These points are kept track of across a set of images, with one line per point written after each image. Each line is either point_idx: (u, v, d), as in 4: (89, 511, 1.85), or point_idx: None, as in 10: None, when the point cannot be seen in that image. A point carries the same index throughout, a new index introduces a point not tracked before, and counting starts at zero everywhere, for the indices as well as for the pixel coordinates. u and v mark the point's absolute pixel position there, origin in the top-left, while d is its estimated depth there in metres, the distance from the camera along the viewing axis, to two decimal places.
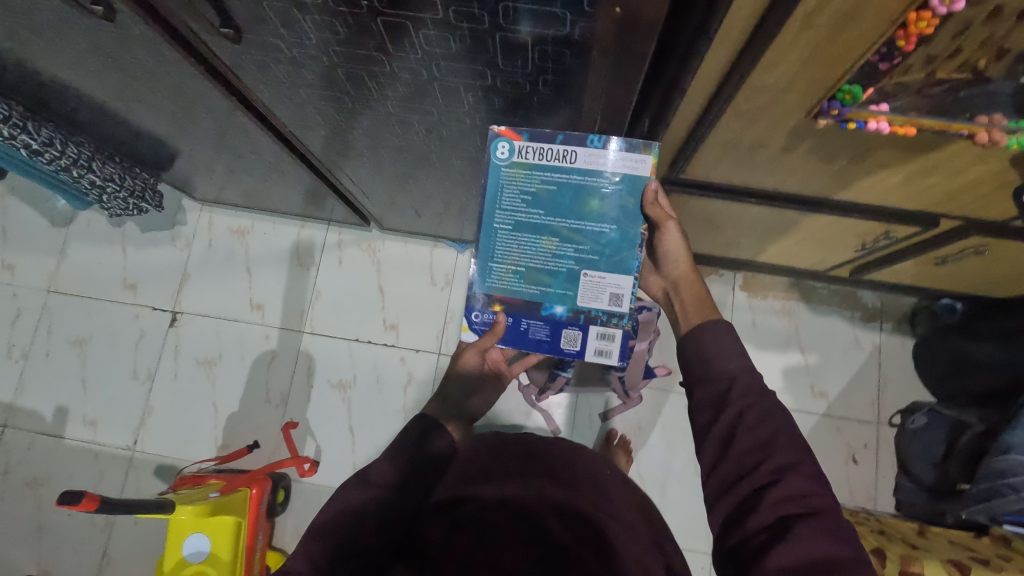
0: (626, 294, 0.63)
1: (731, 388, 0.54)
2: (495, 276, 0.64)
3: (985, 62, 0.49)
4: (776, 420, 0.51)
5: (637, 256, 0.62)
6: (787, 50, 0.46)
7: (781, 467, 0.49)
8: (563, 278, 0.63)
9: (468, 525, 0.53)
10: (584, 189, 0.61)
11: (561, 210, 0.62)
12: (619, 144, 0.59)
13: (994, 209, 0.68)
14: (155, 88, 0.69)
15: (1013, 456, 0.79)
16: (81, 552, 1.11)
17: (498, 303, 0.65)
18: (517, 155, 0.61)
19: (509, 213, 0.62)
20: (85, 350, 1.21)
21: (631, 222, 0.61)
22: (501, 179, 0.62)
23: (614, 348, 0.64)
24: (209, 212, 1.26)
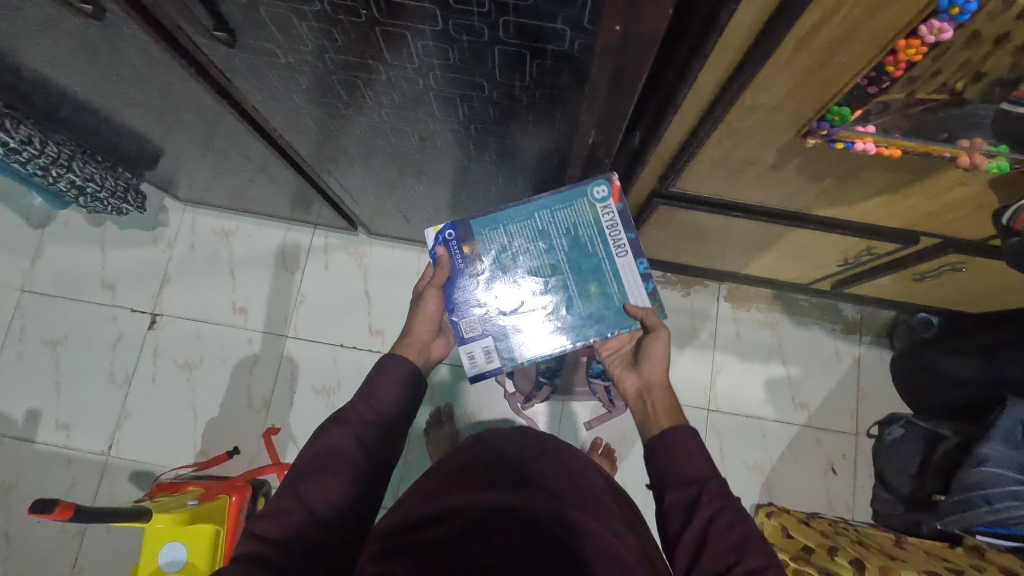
0: (527, 350, 0.72)
1: (701, 490, 0.54)
2: (494, 233, 0.69)
3: (962, 85, 0.48)
4: (744, 526, 0.52)
5: (559, 342, 0.71)
6: (780, 71, 0.47)
7: (752, 569, 0.49)
8: (518, 291, 0.70)
9: (468, 536, 0.50)
10: (602, 274, 0.69)
11: (573, 266, 0.69)
12: (647, 286, 0.69)
13: (974, 229, 0.70)
14: (141, 87, 0.67)
15: (987, 469, 0.82)
16: (50, 561, 1.08)
17: (471, 246, 0.70)
18: (603, 207, 0.67)
19: (549, 223, 0.68)
20: (59, 352, 1.18)
21: (590, 321, 0.70)
22: (577, 198, 0.67)
23: (483, 363, 0.73)
24: (192, 213, 1.24)
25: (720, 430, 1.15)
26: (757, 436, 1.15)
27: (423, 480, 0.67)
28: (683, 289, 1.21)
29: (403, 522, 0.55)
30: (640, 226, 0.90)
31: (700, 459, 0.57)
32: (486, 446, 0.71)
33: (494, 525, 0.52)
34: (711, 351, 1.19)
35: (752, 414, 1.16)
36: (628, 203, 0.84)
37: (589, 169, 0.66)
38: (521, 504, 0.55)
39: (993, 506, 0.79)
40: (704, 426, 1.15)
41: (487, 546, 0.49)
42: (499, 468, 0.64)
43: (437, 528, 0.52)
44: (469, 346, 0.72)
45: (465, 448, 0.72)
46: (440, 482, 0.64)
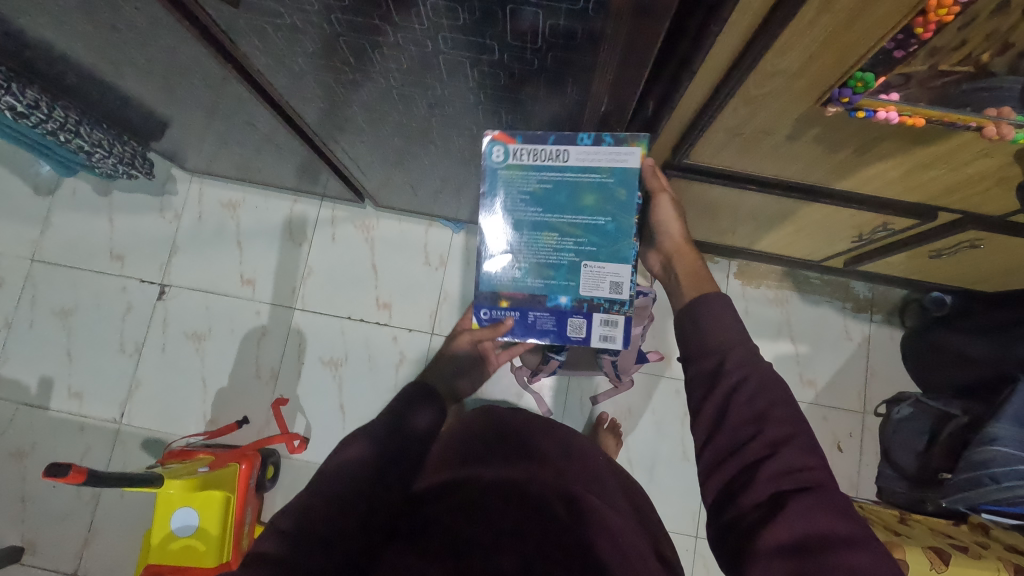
0: (624, 282, 0.66)
1: (726, 360, 0.53)
2: (501, 272, 0.69)
3: (989, 56, 0.50)
4: (770, 393, 0.50)
5: (631, 247, 0.66)
6: (802, 35, 0.45)
7: (775, 441, 0.48)
8: (564, 270, 0.67)
9: (467, 510, 0.51)
10: (580, 184, 0.65)
11: (555, 207, 0.66)
12: (608, 141, 0.63)
13: (994, 203, 0.68)
14: (145, 51, 0.66)
15: (998, 448, 0.81)
16: (67, 525, 1.11)
17: (506, 299, 0.69)
18: (512, 157, 0.65)
19: (509, 211, 0.67)
20: (70, 322, 1.19)
21: (624, 212, 0.65)
22: (498, 177, 0.66)
23: (617, 332, 0.68)
24: (199, 183, 1.23)
25: None
26: None
27: (435, 445, 0.67)
28: None
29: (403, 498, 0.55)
30: None
31: (727, 330, 0.55)
32: (498, 416, 0.71)
33: (492, 498, 0.52)
34: None
35: None
36: None
37: None
38: (521, 480, 0.55)
39: (1000, 485, 0.79)
40: None
41: (486, 517, 0.50)
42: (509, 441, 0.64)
43: (438, 504, 0.52)
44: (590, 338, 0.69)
45: (475, 414, 0.73)
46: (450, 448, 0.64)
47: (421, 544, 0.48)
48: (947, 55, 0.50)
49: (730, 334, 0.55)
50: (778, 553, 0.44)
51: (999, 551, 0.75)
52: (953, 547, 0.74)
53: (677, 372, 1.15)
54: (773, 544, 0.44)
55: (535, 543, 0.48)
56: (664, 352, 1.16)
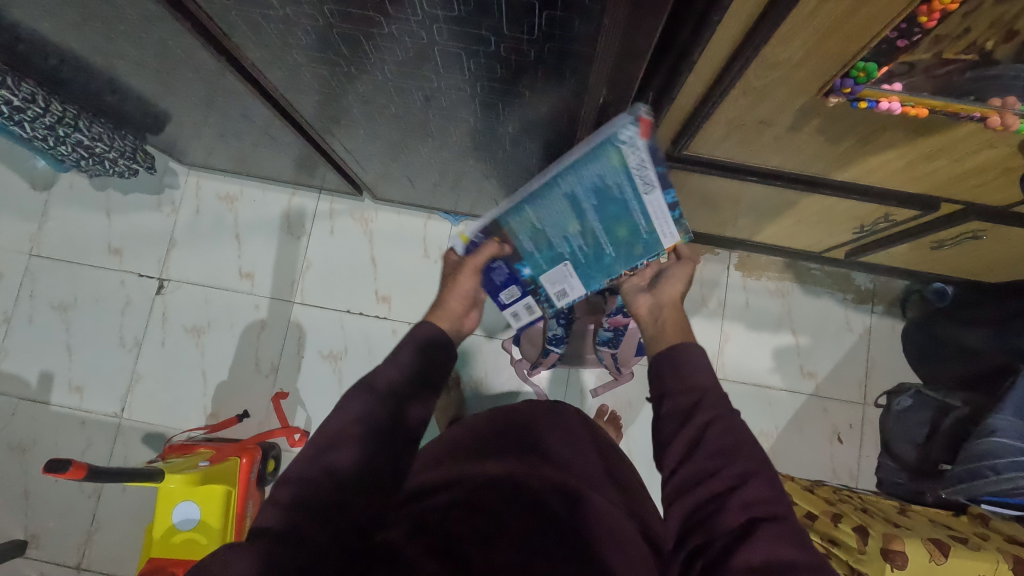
0: (569, 297, 0.78)
1: (704, 398, 0.53)
2: (520, 214, 0.68)
3: (993, 43, 0.49)
4: (741, 432, 0.51)
5: (600, 282, 0.75)
6: (803, 24, 0.45)
7: (744, 473, 0.48)
8: (551, 255, 0.73)
9: (459, 503, 0.50)
10: (631, 215, 0.63)
11: (602, 213, 0.64)
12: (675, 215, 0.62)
13: (998, 194, 0.67)
14: (139, 44, 0.65)
15: (997, 439, 0.81)
16: (69, 519, 1.11)
17: (501, 232, 0.71)
18: (630, 148, 0.55)
19: (573, 182, 0.61)
20: (69, 316, 1.19)
21: (625, 261, 0.70)
22: (604, 150, 0.56)
23: (525, 318, 0.84)
24: (196, 176, 1.23)
25: None
26: (762, 405, 1.14)
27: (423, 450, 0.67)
28: None
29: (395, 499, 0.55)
30: None
31: (703, 372, 0.55)
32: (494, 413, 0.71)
33: (484, 492, 0.51)
34: (720, 319, 1.18)
35: (759, 383, 1.15)
36: None
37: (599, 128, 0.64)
38: (514, 475, 0.54)
39: (1000, 476, 0.79)
40: None
41: (479, 510, 0.49)
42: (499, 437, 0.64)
43: (430, 500, 0.51)
44: (511, 308, 0.83)
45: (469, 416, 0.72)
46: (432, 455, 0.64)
47: (409, 537, 0.47)
48: (952, 42, 0.49)
49: (705, 376, 0.55)
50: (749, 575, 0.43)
51: (999, 543, 0.75)
52: (952, 538, 0.74)
53: None
54: (739, 567, 0.44)
55: (527, 540, 0.47)
56: None
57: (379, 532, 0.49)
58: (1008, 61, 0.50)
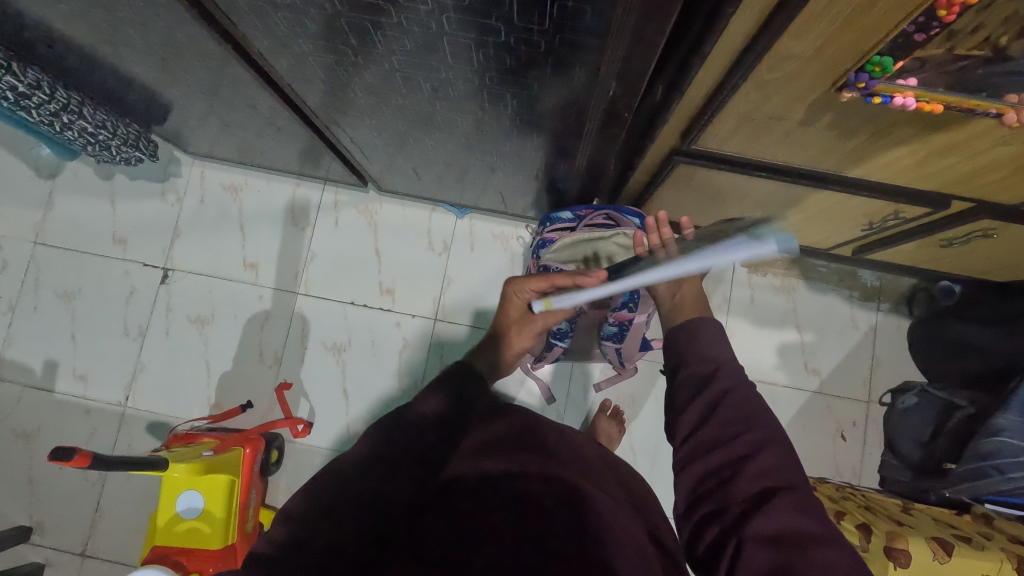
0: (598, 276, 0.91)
1: (720, 367, 0.54)
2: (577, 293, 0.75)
3: (1007, 39, 0.47)
4: (757, 402, 0.51)
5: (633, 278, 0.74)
6: (818, 17, 0.44)
7: (760, 441, 0.48)
8: None
9: (459, 503, 0.50)
10: None
11: None
12: None
13: (1010, 192, 0.66)
14: (144, 31, 0.65)
15: (1004, 439, 0.81)
16: (73, 506, 1.12)
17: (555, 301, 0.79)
18: None
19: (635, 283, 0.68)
20: (74, 305, 1.19)
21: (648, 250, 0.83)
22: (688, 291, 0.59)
23: None
24: (201, 166, 1.22)
25: None
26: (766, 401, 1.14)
27: None
28: None
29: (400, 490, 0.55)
30: (657, 187, 0.87)
31: (718, 346, 0.56)
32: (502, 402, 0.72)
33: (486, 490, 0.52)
34: (724, 315, 1.17)
35: (763, 380, 1.15)
36: (647, 161, 0.81)
37: (607, 122, 0.64)
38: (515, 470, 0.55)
39: (1006, 477, 0.79)
40: None
41: (480, 508, 0.50)
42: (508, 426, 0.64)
43: (434, 497, 0.52)
44: None
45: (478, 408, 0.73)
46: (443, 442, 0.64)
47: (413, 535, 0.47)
48: (967, 38, 0.47)
49: (719, 350, 0.56)
50: (761, 543, 0.43)
51: (1003, 542, 0.74)
52: (957, 537, 0.73)
53: None
54: (754, 533, 0.44)
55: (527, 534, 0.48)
56: None
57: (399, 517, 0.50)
58: None
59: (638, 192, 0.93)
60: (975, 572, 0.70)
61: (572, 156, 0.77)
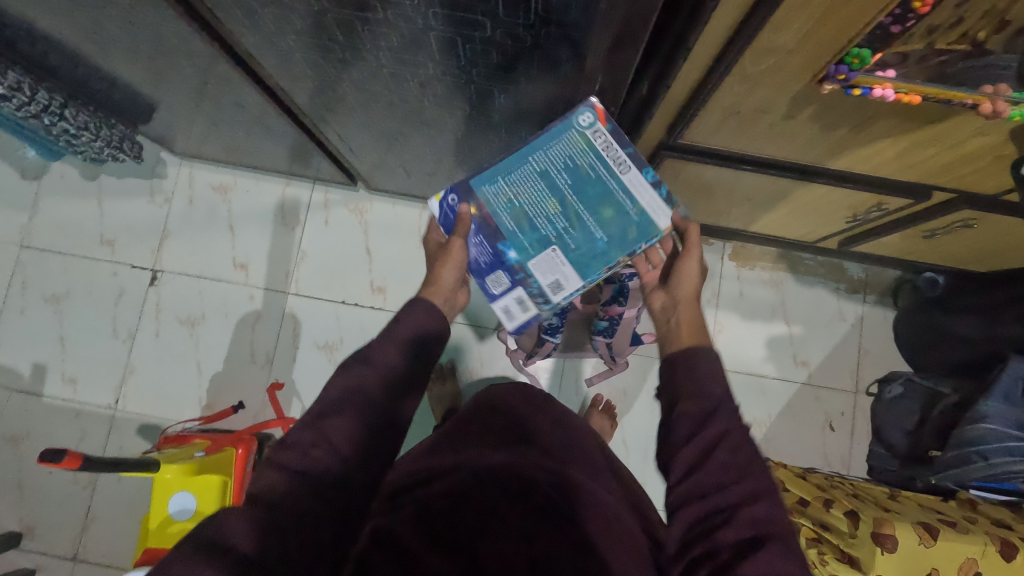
0: (566, 290, 0.63)
1: (717, 407, 0.52)
2: (494, 188, 0.63)
3: (986, 35, 0.49)
4: (752, 449, 0.50)
5: (598, 272, 0.63)
6: (799, 9, 0.45)
7: (753, 492, 0.48)
8: (535, 236, 0.63)
9: (454, 494, 0.50)
10: (612, 197, 0.62)
11: (580, 193, 0.62)
12: (662, 192, 0.62)
13: (989, 182, 0.68)
14: (130, 29, 0.64)
15: (988, 425, 0.82)
16: (64, 510, 1.11)
17: (475, 206, 0.64)
18: (594, 131, 0.61)
19: (546, 160, 0.62)
20: (62, 308, 1.18)
21: (620, 248, 0.62)
22: (567, 131, 0.61)
23: (518, 318, 0.66)
24: (190, 167, 1.22)
25: None
26: (757, 394, 1.15)
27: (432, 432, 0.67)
28: None
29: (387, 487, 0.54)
30: None
31: (718, 382, 0.54)
32: (493, 400, 0.70)
33: (481, 483, 0.51)
34: (714, 309, 1.18)
35: (752, 372, 1.16)
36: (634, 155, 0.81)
37: None
38: (510, 463, 0.54)
39: (989, 462, 0.82)
40: None
41: (477, 500, 0.49)
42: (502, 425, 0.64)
43: (424, 490, 0.51)
44: (500, 302, 0.66)
45: (471, 402, 0.72)
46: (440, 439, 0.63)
47: (400, 527, 0.46)
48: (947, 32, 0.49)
49: (720, 386, 0.54)
50: None
51: (986, 526, 0.75)
52: (941, 522, 0.75)
53: None
54: None
55: (527, 529, 0.48)
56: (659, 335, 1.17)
57: (373, 517, 0.49)
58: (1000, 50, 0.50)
59: None
60: (956, 554, 0.71)
61: None
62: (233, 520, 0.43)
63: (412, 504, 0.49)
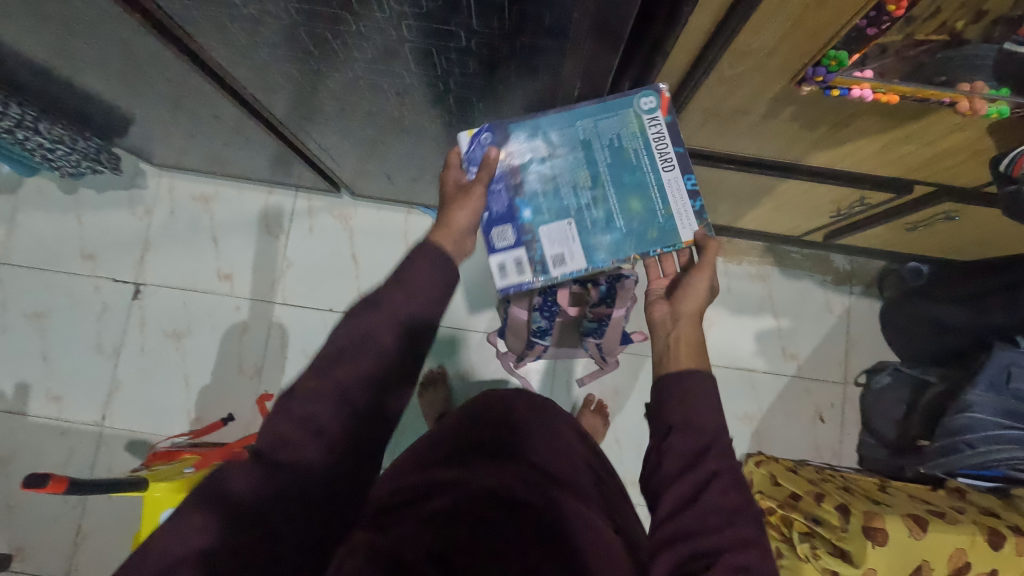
0: (567, 267, 0.61)
1: (712, 444, 0.51)
2: (532, 139, 0.60)
3: (963, 25, 0.50)
4: (742, 493, 0.50)
5: (605, 260, 0.61)
6: (774, 12, 0.44)
7: (739, 539, 0.47)
8: (556, 201, 0.61)
9: (449, 514, 0.49)
10: (645, 190, 0.60)
11: (615, 174, 0.60)
12: (694, 202, 0.60)
13: (969, 175, 0.68)
14: (99, 45, 0.63)
15: (972, 414, 0.83)
16: (54, 530, 1.10)
17: (506, 152, 0.61)
18: (653, 119, 0.58)
19: (593, 129, 0.59)
20: (44, 325, 1.16)
21: (636, 243, 0.60)
22: (626, 107, 0.59)
23: (510, 281, 0.62)
24: (169, 177, 1.20)
25: None
26: (748, 388, 1.16)
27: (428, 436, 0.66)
28: None
29: (379, 500, 0.53)
30: None
31: (715, 418, 0.52)
32: (493, 407, 0.70)
33: (477, 506, 0.50)
34: None
35: (742, 366, 1.17)
36: None
37: None
38: (507, 486, 0.53)
39: (976, 451, 0.83)
40: None
41: (471, 522, 0.48)
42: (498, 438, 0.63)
43: (418, 508, 0.50)
44: (499, 258, 0.62)
45: (470, 406, 0.71)
46: (435, 448, 0.63)
47: (387, 544, 0.45)
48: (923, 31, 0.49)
49: (716, 421, 0.52)
50: None
51: (974, 514, 0.76)
52: (930, 513, 0.75)
53: None
54: None
55: (521, 552, 0.47)
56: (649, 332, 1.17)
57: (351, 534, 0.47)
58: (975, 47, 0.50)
59: None
60: (946, 545, 0.72)
61: None
62: (233, 472, 0.44)
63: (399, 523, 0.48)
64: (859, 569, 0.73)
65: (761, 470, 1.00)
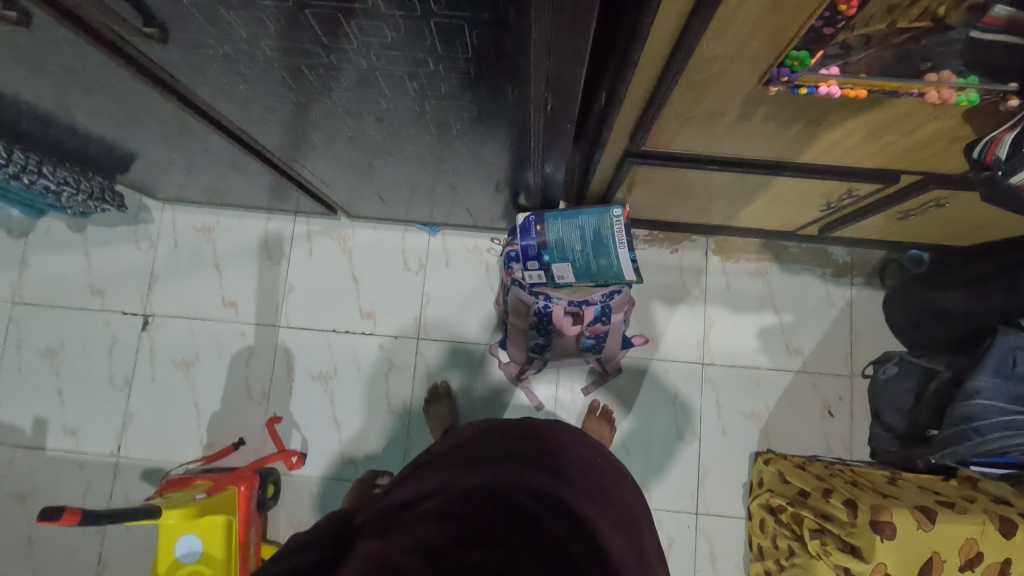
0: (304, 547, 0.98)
1: None
2: (551, 222, 0.89)
3: (944, 10, 0.48)
4: None
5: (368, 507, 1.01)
6: (733, 17, 0.45)
7: None
8: (563, 252, 0.91)
9: (448, 512, 0.54)
10: (610, 255, 0.89)
11: (594, 247, 0.88)
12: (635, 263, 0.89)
13: (951, 163, 0.68)
14: (90, 92, 0.65)
15: (979, 401, 0.81)
16: (75, 563, 1.12)
17: (541, 226, 0.90)
18: (616, 222, 0.85)
19: (583, 222, 0.87)
20: (57, 361, 1.19)
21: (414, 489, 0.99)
22: (601, 212, 0.85)
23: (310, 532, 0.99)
24: (171, 210, 1.23)
25: (715, 382, 1.16)
26: (754, 387, 1.15)
27: (439, 448, 0.72)
28: (671, 247, 1.20)
29: (387, 506, 0.59)
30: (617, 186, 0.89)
31: None
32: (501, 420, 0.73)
33: (475, 505, 0.55)
34: (703, 305, 1.18)
35: (745, 365, 1.16)
36: (602, 163, 0.82)
37: (550, 132, 0.65)
38: (505, 487, 0.58)
39: (984, 439, 0.80)
40: (698, 379, 1.16)
41: (469, 518, 0.54)
42: (503, 443, 0.67)
43: (417, 509, 0.56)
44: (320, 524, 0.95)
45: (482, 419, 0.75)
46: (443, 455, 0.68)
47: (390, 541, 0.51)
48: (903, 11, 0.49)
49: None
50: None
51: (984, 504, 0.75)
52: (938, 504, 0.74)
53: (663, 353, 1.17)
54: None
55: (507, 543, 0.52)
56: (650, 335, 1.17)
57: (361, 539, 0.54)
58: (957, 30, 0.50)
59: (602, 194, 0.94)
60: (955, 535, 0.72)
61: (527, 169, 0.78)
62: None
63: (403, 523, 0.54)
64: (869, 563, 0.73)
65: (770, 468, 1.01)
